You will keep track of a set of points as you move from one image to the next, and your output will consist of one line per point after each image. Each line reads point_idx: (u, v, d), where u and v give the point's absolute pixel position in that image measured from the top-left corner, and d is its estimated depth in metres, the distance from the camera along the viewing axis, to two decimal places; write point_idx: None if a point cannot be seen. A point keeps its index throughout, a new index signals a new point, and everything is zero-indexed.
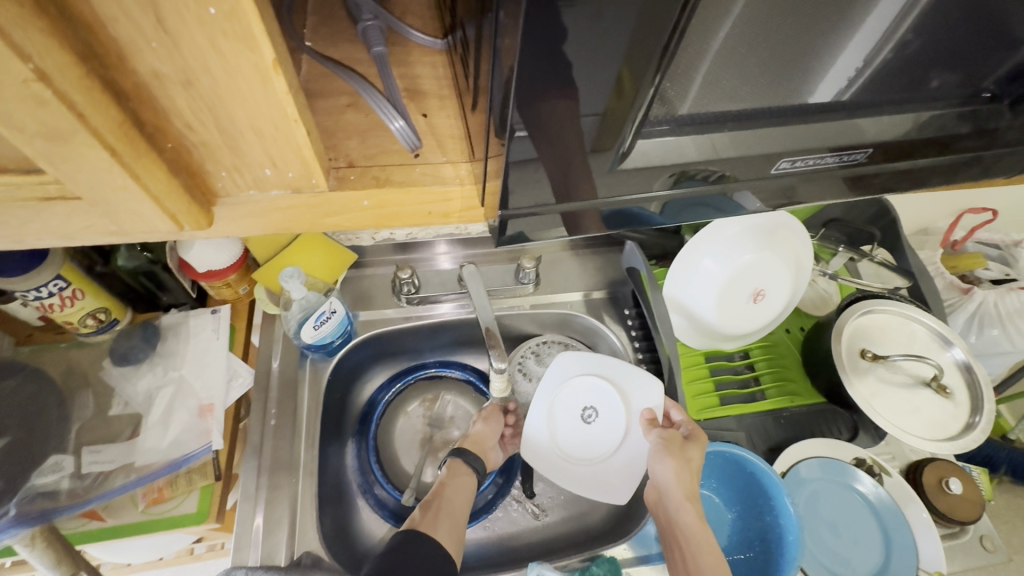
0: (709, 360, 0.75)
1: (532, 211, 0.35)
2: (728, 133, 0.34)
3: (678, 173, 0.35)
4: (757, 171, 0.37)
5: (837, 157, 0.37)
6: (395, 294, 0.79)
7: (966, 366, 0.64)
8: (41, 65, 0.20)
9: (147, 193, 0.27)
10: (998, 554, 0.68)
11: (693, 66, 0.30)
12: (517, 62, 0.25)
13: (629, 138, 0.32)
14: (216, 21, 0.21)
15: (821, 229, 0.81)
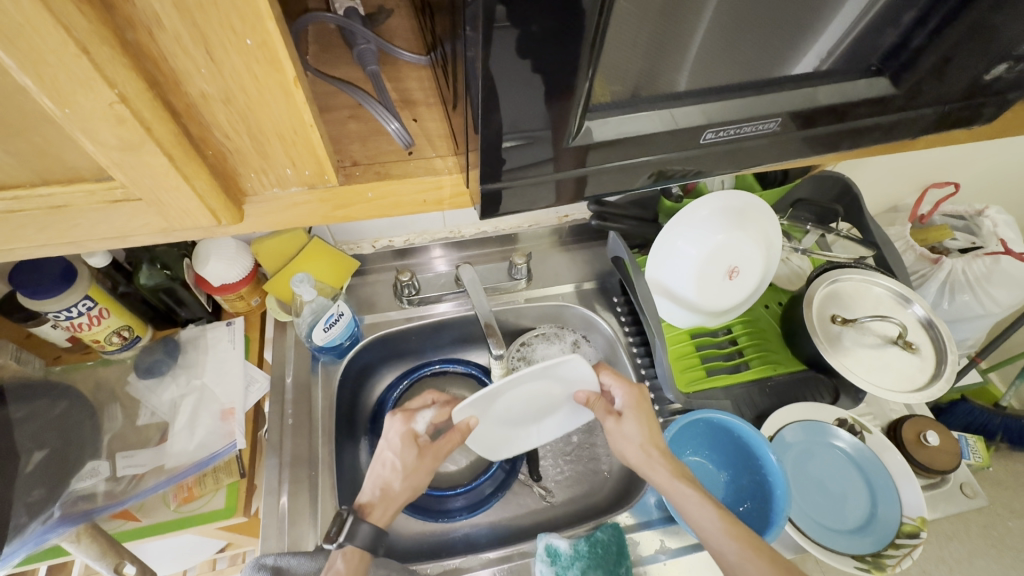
0: (695, 337, 0.80)
1: (513, 189, 0.40)
2: (676, 107, 0.39)
3: (642, 154, 0.41)
4: (687, 143, 0.41)
5: (753, 126, 0.42)
6: (397, 297, 0.85)
7: (928, 322, 0.69)
8: (123, 92, 0.26)
9: (194, 192, 0.32)
10: (978, 499, 0.72)
11: (618, 64, 0.35)
12: (479, 62, 0.31)
13: (577, 121, 0.36)
14: (251, 50, 0.27)
15: (789, 210, 0.86)
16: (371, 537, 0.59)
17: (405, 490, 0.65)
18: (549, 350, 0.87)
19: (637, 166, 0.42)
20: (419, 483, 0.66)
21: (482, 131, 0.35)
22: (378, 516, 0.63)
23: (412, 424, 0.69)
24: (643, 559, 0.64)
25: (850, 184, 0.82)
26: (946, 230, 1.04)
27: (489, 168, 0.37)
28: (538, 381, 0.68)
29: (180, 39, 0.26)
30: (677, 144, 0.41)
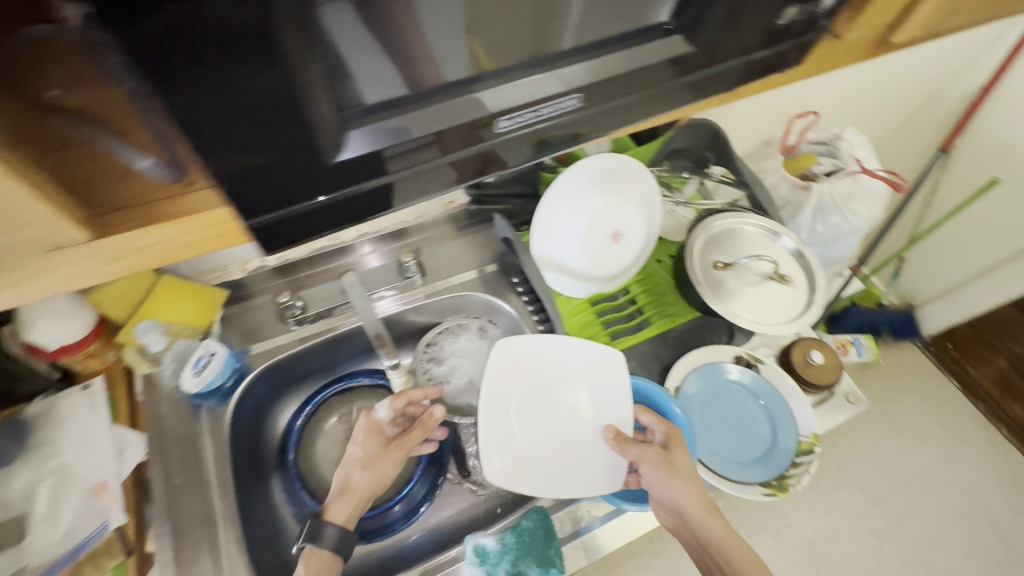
0: (596, 304, 0.80)
1: (296, 209, 0.39)
2: (451, 99, 0.38)
3: (426, 156, 0.41)
4: (476, 135, 0.41)
5: (547, 108, 0.42)
6: (283, 320, 0.78)
7: (798, 254, 0.74)
8: None
9: None
10: (859, 404, 0.79)
11: (376, 70, 0.34)
12: (191, 94, 0.28)
13: (338, 131, 0.36)
14: None
15: (666, 161, 0.87)
16: (337, 537, 0.63)
17: (367, 481, 0.68)
18: (457, 344, 0.85)
19: (438, 167, 0.43)
20: (381, 473, 0.69)
21: (236, 161, 0.33)
22: (340, 513, 0.66)
23: (375, 415, 0.72)
24: (579, 530, 0.65)
25: (719, 129, 0.85)
26: (811, 157, 1.11)
27: (257, 193, 0.36)
28: (568, 393, 0.67)
29: None
30: (463, 138, 0.41)
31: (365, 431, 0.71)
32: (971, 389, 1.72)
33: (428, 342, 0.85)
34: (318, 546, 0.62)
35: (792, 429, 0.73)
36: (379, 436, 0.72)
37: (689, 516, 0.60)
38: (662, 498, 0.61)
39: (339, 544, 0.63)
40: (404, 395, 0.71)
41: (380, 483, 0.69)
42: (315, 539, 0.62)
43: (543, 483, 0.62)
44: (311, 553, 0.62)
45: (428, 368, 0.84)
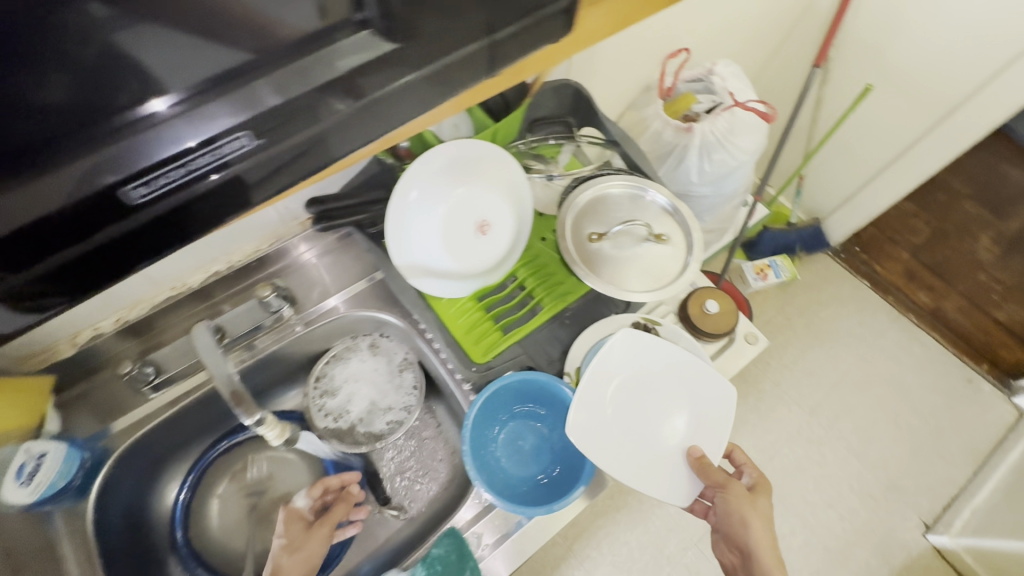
0: (482, 299, 0.75)
1: (66, 248, 0.31)
2: (220, 101, 0.31)
3: (211, 162, 0.32)
4: (253, 129, 0.33)
5: (338, 88, 0.34)
6: (137, 390, 0.70)
7: (673, 211, 0.71)
8: None
9: None
10: (758, 343, 0.79)
11: (160, 59, 0.28)
12: None
13: (110, 146, 0.30)
14: None
15: (530, 131, 0.82)
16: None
17: (299, 561, 0.60)
18: (348, 369, 0.80)
19: (214, 190, 0.33)
20: (314, 550, 0.62)
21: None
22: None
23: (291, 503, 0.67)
24: (499, 540, 0.63)
25: (581, 89, 0.79)
26: (690, 96, 1.08)
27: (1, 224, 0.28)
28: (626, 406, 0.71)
29: None
30: (235, 137, 0.32)
31: (289, 514, 0.65)
32: (880, 285, 1.81)
33: (316, 373, 0.79)
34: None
35: (704, 416, 0.71)
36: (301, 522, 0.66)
37: (751, 554, 0.62)
38: (739, 528, 0.63)
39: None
40: (322, 478, 0.69)
41: (313, 563, 0.61)
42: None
43: (648, 459, 0.68)
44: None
45: (321, 402, 0.78)
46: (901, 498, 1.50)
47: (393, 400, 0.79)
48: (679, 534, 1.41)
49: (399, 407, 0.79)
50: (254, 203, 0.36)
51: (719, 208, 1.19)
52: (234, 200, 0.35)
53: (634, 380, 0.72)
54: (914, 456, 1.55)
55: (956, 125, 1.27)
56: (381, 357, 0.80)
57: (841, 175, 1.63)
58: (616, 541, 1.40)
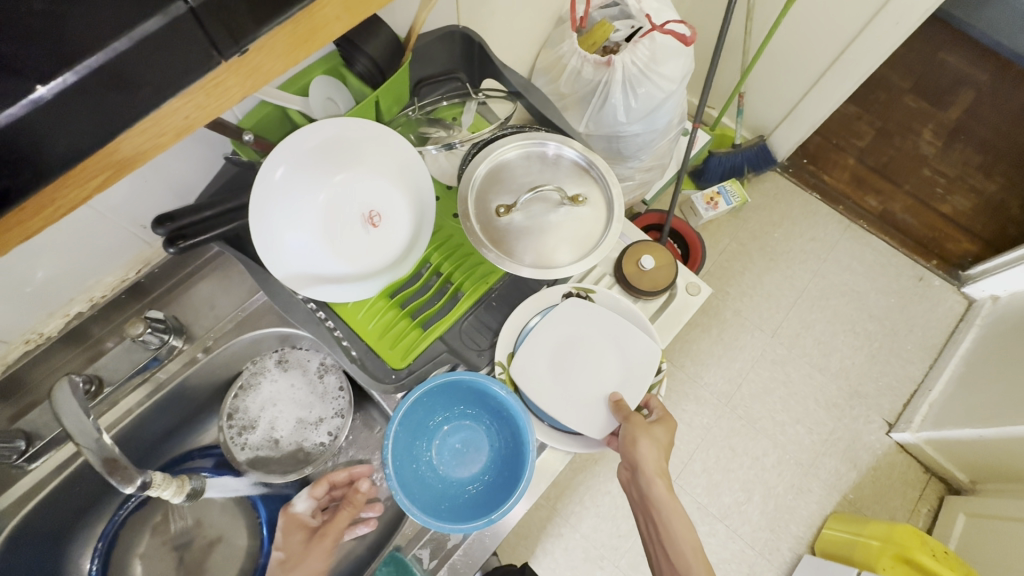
0: (395, 296, 0.67)
1: None
2: None
3: None
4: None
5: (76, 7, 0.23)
6: (11, 465, 0.61)
7: (588, 166, 0.63)
8: None
9: None
10: (702, 293, 0.74)
11: None
12: None
13: None
14: None
15: (419, 92, 0.70)
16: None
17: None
18: (261, 396, 0.73)
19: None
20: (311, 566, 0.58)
21: None
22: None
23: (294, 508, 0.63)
24: (447, 553, 0.59)
25: (469, 34, 0.67)
26: (606, 24, 0.97)
27: None
28: (568, 351, 0.68)
29: None
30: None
31: (286, 520, 0.62)
32: (829, 195, 1.78)
33: (229, 412, 0.71)
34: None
35: (630, 378, 0.67)
36: (303, 529, 0.62)
37: (640, 474, 0.60)
38: (627, 452, 0.61)
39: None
40: (325, 476, 0.64)
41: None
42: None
43: (579, 399, 0.66)
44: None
45: (243, 439, 0.71)
46: (864, 402, 1.54)
47: (321, 410, 0.72)
48: None
49: (329, 415, 0.72)
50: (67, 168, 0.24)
51: (654, 144, 1.11)
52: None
53: (576, 335, 0.68)
54: (873, 360, 1.58)
55: (894, 13, 1.19)
56: (294, 371, 0.74)
57: (781, 87, 1.55)
58: (597, 493, 1.41)
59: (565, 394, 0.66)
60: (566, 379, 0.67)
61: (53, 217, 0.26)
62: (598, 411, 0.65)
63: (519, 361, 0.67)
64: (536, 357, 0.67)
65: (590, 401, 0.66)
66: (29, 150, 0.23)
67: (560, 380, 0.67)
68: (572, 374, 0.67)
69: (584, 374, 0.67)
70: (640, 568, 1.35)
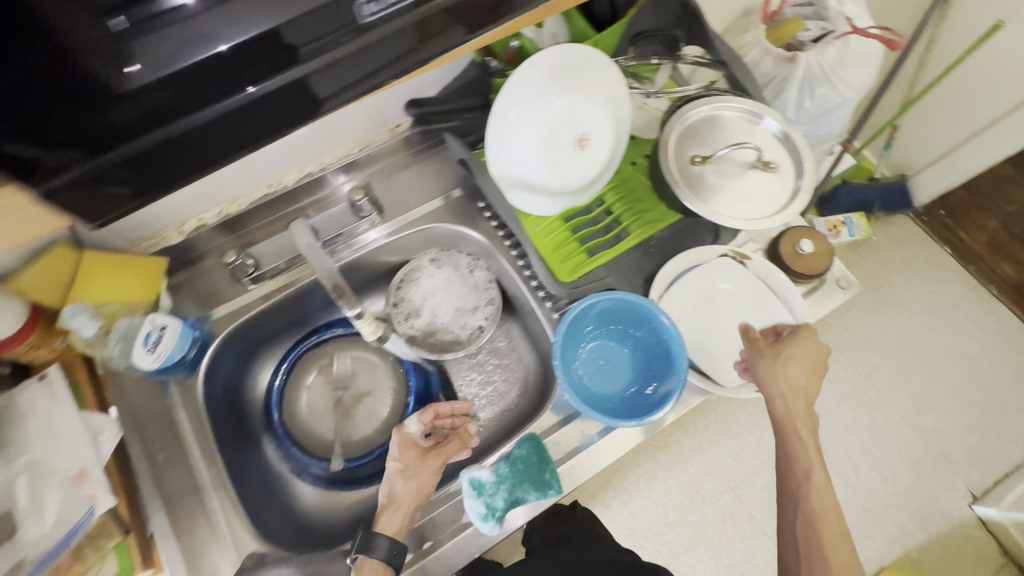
0: (569, 220, 0.74)
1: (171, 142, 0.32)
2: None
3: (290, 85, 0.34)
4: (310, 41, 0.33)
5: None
6: (237, 280, 0.73)
7: (784, 137, 0.66)
8: None
9: None
10: (852, 289, 0.76)
11: None
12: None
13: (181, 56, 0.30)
14: None
15: (632, 48, 0.75)
16: (388, 545, 0.57)
17: (412, 490, 0.61)
18: (421, 287, 0.79)
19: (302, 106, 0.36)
20: (424, 481, 0.62)
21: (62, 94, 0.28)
22: (388, 524, 0.60)
23: (406, 426, 0.66)
24: (577, 449, 0.64)
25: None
26: (799, 22, 0.99)
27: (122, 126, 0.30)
28: (714, 304, 0.71)
29: None
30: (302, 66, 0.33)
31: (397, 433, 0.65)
32: (960, 253, 1.68)
33: (396, 298, 0.78)
34: (370, 556, 0.56)
35: (761, 340, 0.69)
36: (415, 446, 0.66)
37: (771, 385, 0.62)
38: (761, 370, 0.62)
39: (389, 554, 0.57)
40: (433, 406, 0.67)
41: (426, 491, 0.63)
42: (366, 549, 0.56)
43: (718, 343, 0.69)
44: (363, 562, 0.57)
45: (410, 324, 0.77)
46: (950, 468, 1.46)
47: (476, 299, 0.78)
48: (717, 479, 1.43)
49: (483, 307, 0.78)
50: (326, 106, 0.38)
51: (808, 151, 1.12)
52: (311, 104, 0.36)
53: (724, 292, 0.72)
54: (970, 431, 1.50)
55: None
56: (449, 267, 0.80)
57: (942, 127, 1.48)
58: (654, 479, 1.41)
59: (706, 339, 0.70)
60: (709, 326, 0.70)
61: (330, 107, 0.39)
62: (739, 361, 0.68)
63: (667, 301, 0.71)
64: (683, 302, 0.71)
65: (733, 351, 0.69)
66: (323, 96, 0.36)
67: (703, 328, 0.70)
68: (715, 324, 0.70)
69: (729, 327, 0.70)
70: (679, 561, 1.36)
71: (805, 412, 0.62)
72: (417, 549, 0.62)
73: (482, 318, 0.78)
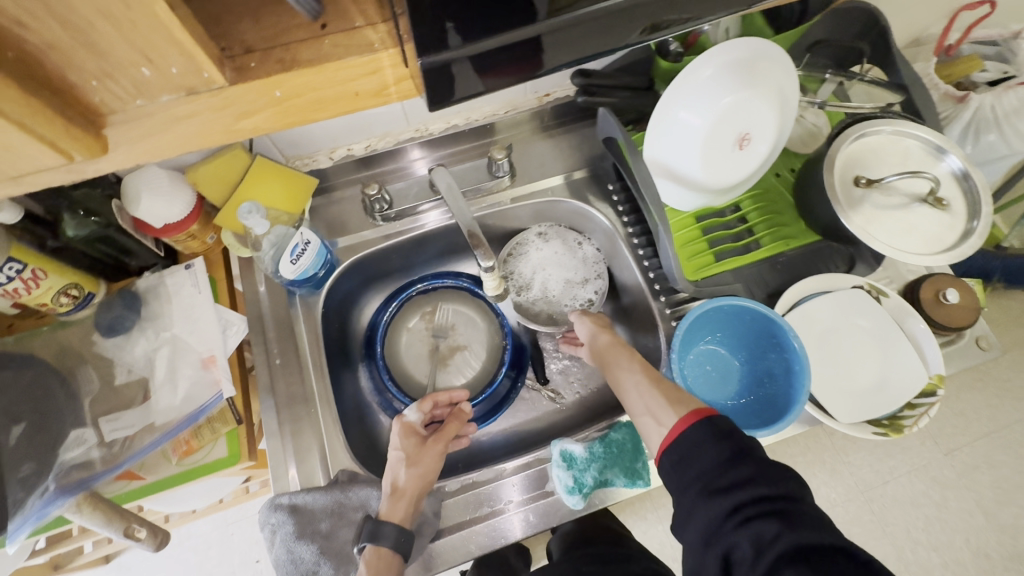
0: (701, 220, 0.72)
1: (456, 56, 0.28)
2: None
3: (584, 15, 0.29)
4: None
5: None
6: (370, 215, 0.75)
7: (963, 174, 0.62)
8: (44, 38, 0.20)
9: (41, 141, 0.23)
10: (992, 351, 0.70)
11: None
12: None
13: None
14: (121, 15, 0.20)
15: (807, 55, 0.73)
16: (396, 534, 0.55)
17: (417, 478, 0.59)
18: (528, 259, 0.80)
19: (584, 34, 0.31)
20: (431, 465, 0.61)
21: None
22: (393, 512, 0.57)
23: (406, 416, 0.65)
24: None
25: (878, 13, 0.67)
26: (977, 61, 0.91)
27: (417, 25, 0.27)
28: (842, 335, 0.67)
29: (58, 46, 0.21)
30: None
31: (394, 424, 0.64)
32: None
33: (508, 269, 0.79)
34: (379, 545, 0.54)
35: (887, 383, 0.65)
36: (415, 434, 0.64)
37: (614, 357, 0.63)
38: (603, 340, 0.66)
39: (398, 543, 0.55)
40: (432, 395, 0.67)
41: (429, 478, 0.61)
42: (375, 538, 0.54)
43: (840, 377, 0.65)
44: (372, 553, 0.55)
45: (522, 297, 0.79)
46: None
47: (585, 272, 0.78)
48: None
49: (593, 284, 0.78)
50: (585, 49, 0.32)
51: None
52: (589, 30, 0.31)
53: (857, 325, 0.67)
54: None
55: None
56: (557, 240, 0.80)
57: None
58: None
59: (827, 370, 0.66)
60: (832, 357, 0.66)
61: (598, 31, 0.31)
62: (859, 401, 0.64)
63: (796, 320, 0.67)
64: (810, 327, 0.67)
65: (853, 389, 0.65)
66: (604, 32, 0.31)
67: (826, 358, 0.66)
68: (839, 357, 0.66)
69: (855, 364, 0.66)
70: None
71: (637, 384, 0.58)
72: (495, 505, 0.63)
73: (593, 290, 0.78)
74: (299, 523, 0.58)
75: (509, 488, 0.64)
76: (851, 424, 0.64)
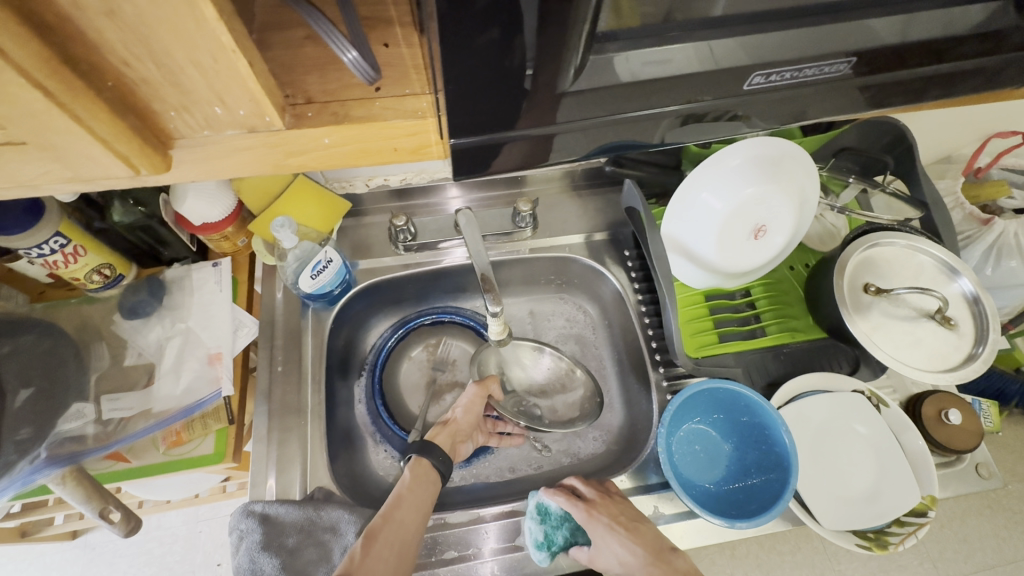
0: (708, 299, 0.74)
1: (487, 133, 0.31)
2: (632, 34, 0.30)
3: (610, 113, 0.33)
4: (661, 91, 0.32)
5: (731, 67, 0.32)
6: (393, 243, 0.79)
7: (974, 298, 0.63)
8: (140, 75, 0.24)
9: (116, 155, 0.26)
10: (992, 481, 0.68)
11: None
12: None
13: (582, 54, 0.29)
14: (209, 66, 0.23)
15: (830, 160, 0.75)
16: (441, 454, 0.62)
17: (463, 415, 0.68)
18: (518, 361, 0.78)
19: (609, 128, 0.34)
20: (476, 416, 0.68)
21: (466, 83, 0.28)
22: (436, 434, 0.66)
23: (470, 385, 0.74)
24: None
25: (905, 131, 0.69)
26: (1004, 187, 0.93)
27: (463, 106, 0.29)
28: (833, 440, 0.66)
29: (149, 82, 0.24)
30: (635, 102, 0.32)
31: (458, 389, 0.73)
32: None
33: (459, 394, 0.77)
34: (423, 458, 0.61)
35: (877, 495, 0.63)
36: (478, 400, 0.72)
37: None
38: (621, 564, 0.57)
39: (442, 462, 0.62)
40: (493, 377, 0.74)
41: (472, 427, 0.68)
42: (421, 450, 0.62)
43: (826, 481, 0.64)
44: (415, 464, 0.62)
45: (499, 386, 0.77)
46: None
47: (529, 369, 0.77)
48: None
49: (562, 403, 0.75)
50: (613, 140, 0.36)
51: None
52: (615, 128, 0.34)
53: (849, 433, 0.66)
54: None
55: None
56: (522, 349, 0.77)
57: None
58: None
59: (813, 473, 0.65)
60: (820, 460, 0.65)
61: (623, 129, 0.34)
62: (847, 511, 0.63)
63: (790, 416, 0.66)
64: (801, 427, 0.66)
65: (840, 495, 0.64)
66: (628, 130, 0.35)
67: (813, 459, 0.65)
68: (827, 463, 0.65)
69: (844, 472, 0.65)
70: None
71: None
72: (461, 551, 0.63)
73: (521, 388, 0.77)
74: (267, 533, 0.58)
75: (478, 535, 0.64)
76: (836, 529, 0.62)
